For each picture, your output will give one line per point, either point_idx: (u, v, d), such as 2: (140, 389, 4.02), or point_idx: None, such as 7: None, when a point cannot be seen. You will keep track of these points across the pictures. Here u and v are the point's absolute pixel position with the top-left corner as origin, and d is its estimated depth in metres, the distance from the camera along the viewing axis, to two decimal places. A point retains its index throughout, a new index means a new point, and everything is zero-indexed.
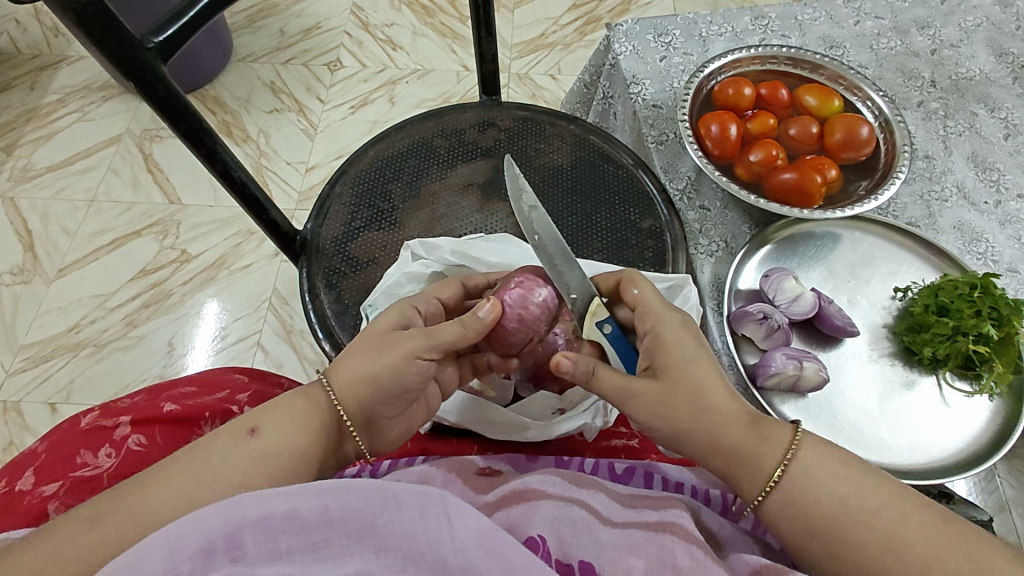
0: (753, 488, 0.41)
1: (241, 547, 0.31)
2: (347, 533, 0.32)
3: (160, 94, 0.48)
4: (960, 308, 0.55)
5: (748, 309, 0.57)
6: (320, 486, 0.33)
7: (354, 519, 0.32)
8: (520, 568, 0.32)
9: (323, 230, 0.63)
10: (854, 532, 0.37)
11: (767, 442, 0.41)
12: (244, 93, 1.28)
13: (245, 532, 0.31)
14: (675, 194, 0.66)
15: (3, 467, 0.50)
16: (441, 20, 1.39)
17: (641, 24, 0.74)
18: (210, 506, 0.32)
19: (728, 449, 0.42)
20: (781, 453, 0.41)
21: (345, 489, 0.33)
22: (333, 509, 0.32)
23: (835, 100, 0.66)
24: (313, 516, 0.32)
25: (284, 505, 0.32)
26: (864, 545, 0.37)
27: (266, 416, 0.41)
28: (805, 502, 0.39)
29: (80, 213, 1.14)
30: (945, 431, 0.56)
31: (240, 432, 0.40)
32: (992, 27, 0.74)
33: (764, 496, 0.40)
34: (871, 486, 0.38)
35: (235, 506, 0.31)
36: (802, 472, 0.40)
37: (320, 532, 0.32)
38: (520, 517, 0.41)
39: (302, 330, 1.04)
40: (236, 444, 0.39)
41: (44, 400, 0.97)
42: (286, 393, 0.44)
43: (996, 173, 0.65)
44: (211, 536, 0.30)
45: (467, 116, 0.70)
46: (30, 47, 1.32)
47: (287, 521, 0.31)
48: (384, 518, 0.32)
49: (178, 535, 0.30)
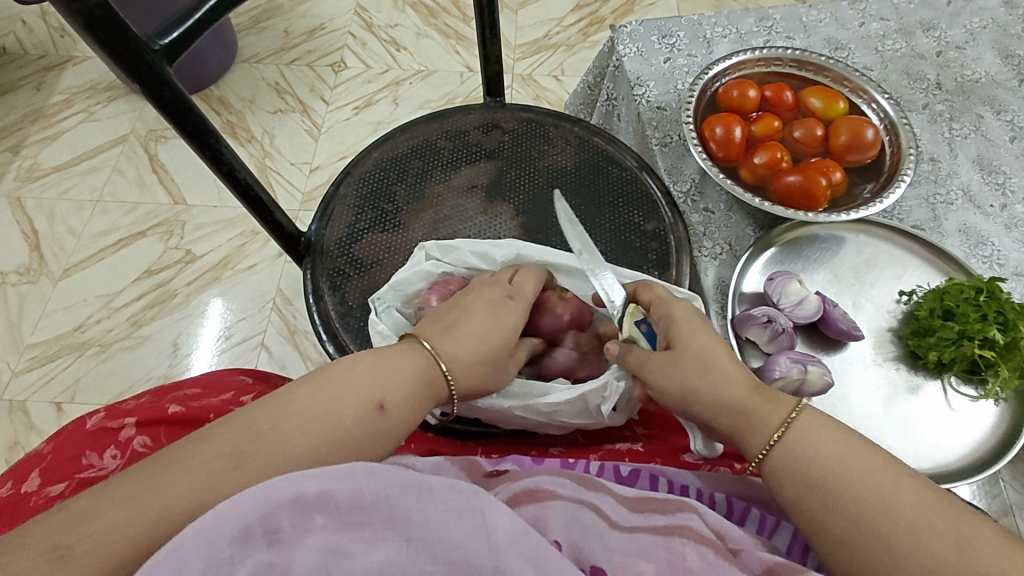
0: (755, 446, 0.42)
1: (279, 531, 0.31)
2: (378, 520, 0.33)
3: (165, 96, 0.48)
4: (966, 312, 0.54)
5: (753, 312, 0.57)
6: (350, 469, 0.34)
7: (383, 504, 0.33)
8: (553, 569, 0.32)
9: (327, 231, 0.63)
10: (849, 486, 0.37)
11: (773, 404, 0.43)
12: (248, 94, 1.29)
13: (281, 516, 0.31)
14: (679, 196, 0.66)
15: (10, 467, 0.50)
16: (445, 21, 1.39)
17: (645, 25, 0.74)
18: (244, 492, 0.32)
19: (734, 410, 0.43)
20: (783, 416, 0.42)
21: (374, 472, 0.34)
22: (366, 492, 0.33)
23: (840, 101, 0.66)
24: (345, 499, 0.33)
25: (316, 486, 0.32)
26: (858, 501, 0.37)
27: (392, 391, 0.43)
28: (803, 460, 0.40)
29: (85, 213, 1.15)
30: (949, 437, 0.55)
31: (371, 404, 0.42)
32: (997, 28, 0.74)
33: (765, 453, 0.41)
34: (871, 454, 0.39)
35: (268, 490, 0.32)
36: (803, 433, 0.41)
37: (354, 514, 0.32)
38: (535, 516, 0.41)
39: (305, 330, 1.05)
40: (368, 418, 0.42)
41: (50, 400, 0.97)
42: (408, 364, 0.45)
43: (1002, 175, 0.65)
44: (247, 521, 0.31)
45: (471, 117, 0.70)
46: (36, 48, 1.32)
47: (319, 502, 0.32)
48: (412, 504, 0.33)
49: (215, 521, 0.31)
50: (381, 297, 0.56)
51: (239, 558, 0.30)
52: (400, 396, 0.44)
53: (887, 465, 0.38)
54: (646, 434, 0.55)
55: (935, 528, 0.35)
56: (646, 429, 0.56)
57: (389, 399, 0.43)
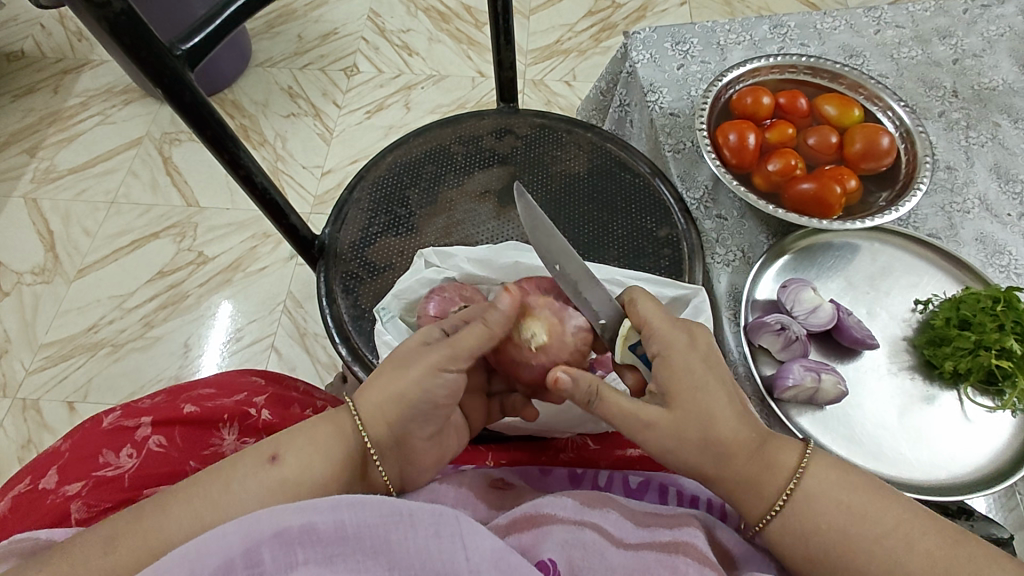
0: (756, 512, 0.41)
1: (260, 563, 0.32)
2: (362, 549, 0.33)
3: (186, 101, 0.49)
4: (983, 321, 0.54)
5: (766, 319, 0.57)
6: (332, 501, 0.34)
7: (370, 535, 0.34)
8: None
9: (340, 235, 0.63)
10: (855, 556, 0.39)
11: (770, 471, 0.41)
12: (262, 98, 1.30)
13: (263, 549, 0.32)
14: (692, 202, 0.66)
15: (27, 464, 0.51)
16: (457, 26, 1.40)
17: (659, 31, 0.74)
18: (228, 523, 0.33)
19: (736, 479, 0.41)
20: (784, 481, 0.41)
21: (356, 505, 0.34)
22: (348, 524, 0.34)
23: (855, 109, 0.66)
24: (328, 531, 0.33)
25: (300, 519, 0.33)
26: (866, 570, 0.38)
27: (286, 441, 0.42)
28: (806, 530, 0.40)
29: (100, 214, 1.16)
30: (964, 449, 0.55)
31: (261, 459, 0.41)
32: (1015, 37, 0.74)
33: (765, 521, 0.41)
34: (877, 509, 0.39)
35: (251, 522, 0.33)
36: (806, 496, 0.40)
37: (336, 546, 0.33)
38: (530, 544, 0.41)
39: (316, 333, 1.05)
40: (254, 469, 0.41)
41: (62, 399, 0.98)
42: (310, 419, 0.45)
43: (1019, 185, 0.65)
44: (229, 554, 0.32)
45: (484, 122, 0.70)
46: (54, 51, 1.34)
47: (303, 536, 0.33)
48: (398, 534, 0.34)
49: (197, 554, 0.32)
50: (385, 306, 0.57)
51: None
52: (301, 454, 0.42)
53: (898, 521, 0.39)
54: None
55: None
56: None
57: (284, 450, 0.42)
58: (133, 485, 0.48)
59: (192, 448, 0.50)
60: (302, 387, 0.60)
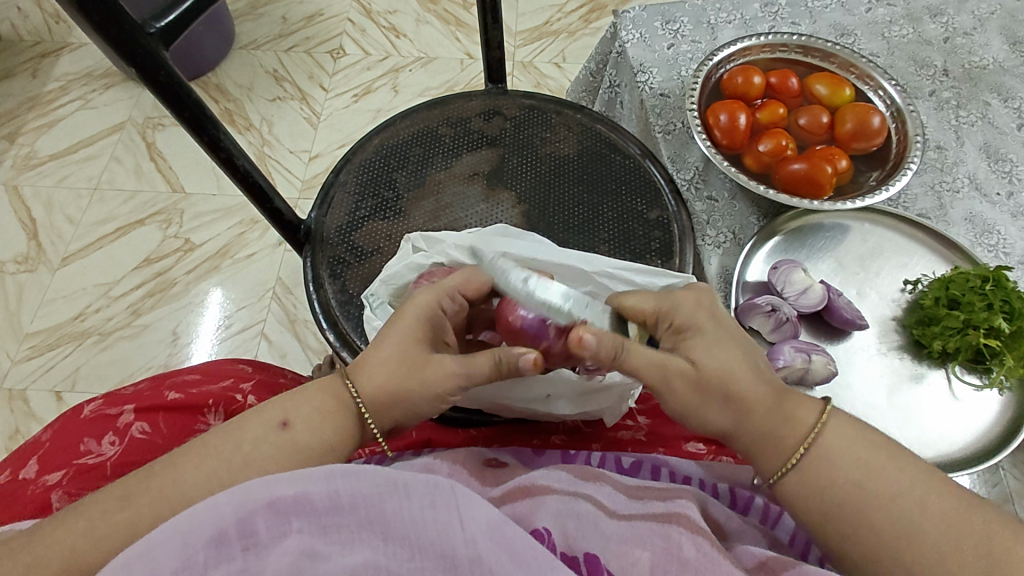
0: (771, 466, 0.42)
1: (255, 534, 0.32)
2: (357, 521, 0.33)
3: (162, 80, 0.47)
4: (971, 300, 0.54)
5: (756, 301, 0.57)
6: (327, 471, 0.34)
7: (364, 505, 0.33)
8: (531, 558, 0.33)
9: (327, 218, 0.62)
10: (869, 511, 0.38)
11: (791, 423, 0.42)
12: (246, 81, 1.27)
13: (257, 519, 0.32)
14: (682, 183, 0.66)
15: (8, 455, 0.50)
16: (445, 7, 1.38)
17: (648, 10, 0.73)
18: (222, 495, 0.33)
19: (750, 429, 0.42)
20: (801, 436, 0.41)
21: (352, 474, 0.34)
22: (343, 494, 0.33)
23: (846, 88, 0.65)
24: (323, 501, 0.33)
25: (293, 489, 0.33)
26: (882, 517, 0.38)
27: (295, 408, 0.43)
28: (820, 492, 0.40)
29: (83, 202, 1.14)
30: (952, 426, 0.55)
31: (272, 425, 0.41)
32: (1006, 14, 0.73)
33: (780, 474, 0.41)
34: (893, 469, 0.39)
35: (241, 494, 0.33)
36: (822, 454, 0.40)
37: (331, 517, 0.33)
38: (523, 512, 0.41)
39: (306, 319, 1.04)
40: (270, 443, 0.41)
41: (50, 388, 0.97)
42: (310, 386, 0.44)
43: (1009, 164, 0.64)
44: (222, 525, 0.31)
45: (472, 104, 0.69)
46: (31, 33, 1.31)
47: (295, 506, 0.33)
48: (392, 504, 0.34)
49: (191, 526, 0.31)
50: (374, 292, 0.56)
51: (214, 562, 0.31)
52: (302, 409, 0.43)
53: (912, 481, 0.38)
54: (649, 424, 0.54)
55: (962, 544, 0.36)
56: (649, 419, 0.55)
57: (292, 416, 0.42)
58: (114, 472, 0.47)
59: (177, 434, 0.50)
60: (289, 374, 0.60)
